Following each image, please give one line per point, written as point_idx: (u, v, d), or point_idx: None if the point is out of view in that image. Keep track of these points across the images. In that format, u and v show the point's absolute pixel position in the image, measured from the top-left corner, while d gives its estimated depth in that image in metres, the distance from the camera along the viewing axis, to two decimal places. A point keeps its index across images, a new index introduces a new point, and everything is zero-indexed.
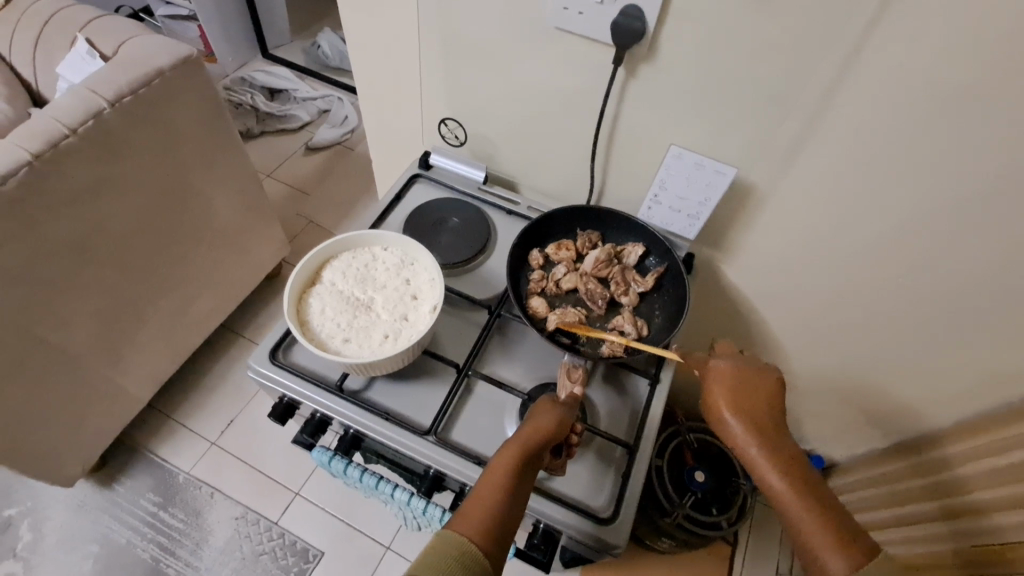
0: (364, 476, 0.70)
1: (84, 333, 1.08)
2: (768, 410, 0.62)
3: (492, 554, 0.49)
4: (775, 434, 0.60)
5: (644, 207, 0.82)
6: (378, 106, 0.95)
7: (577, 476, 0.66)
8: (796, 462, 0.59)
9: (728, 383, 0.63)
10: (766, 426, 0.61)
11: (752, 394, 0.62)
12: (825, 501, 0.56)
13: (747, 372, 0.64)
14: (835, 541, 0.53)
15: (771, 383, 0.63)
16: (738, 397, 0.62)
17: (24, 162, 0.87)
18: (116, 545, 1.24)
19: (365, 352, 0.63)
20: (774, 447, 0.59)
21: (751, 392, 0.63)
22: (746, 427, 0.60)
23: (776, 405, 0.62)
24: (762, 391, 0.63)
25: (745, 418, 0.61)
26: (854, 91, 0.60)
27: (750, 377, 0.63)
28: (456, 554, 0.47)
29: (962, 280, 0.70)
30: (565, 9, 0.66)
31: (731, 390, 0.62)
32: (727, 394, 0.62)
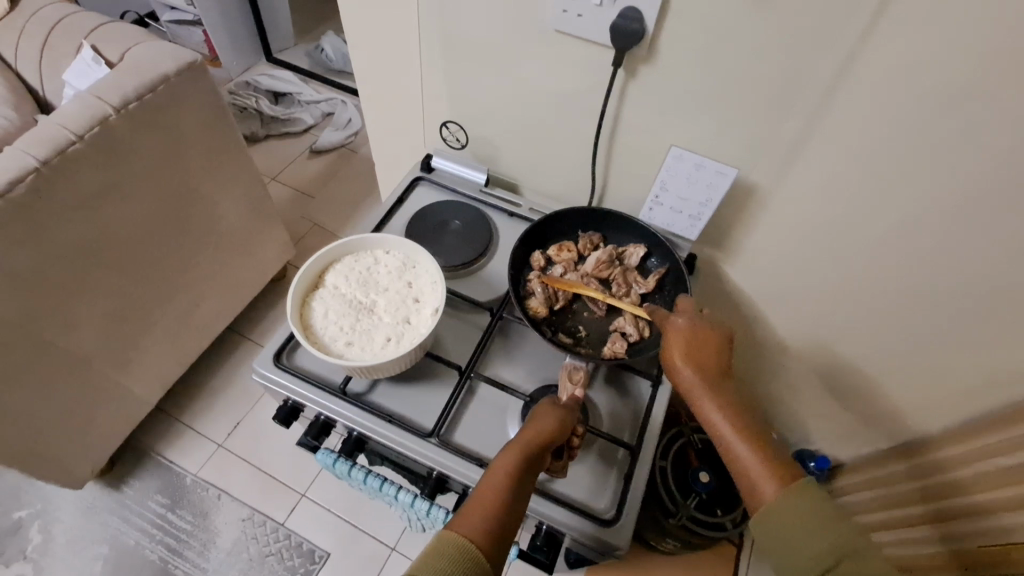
0: (367, 478, 0.71)
1: (93, 336, 1.10)
2: (716, 354, 0.63)
3: (494, 557, 0.49)
4: (721, 381, 0.62)
5: (645, 208, 0.82)
6: (381, 110, 0.95)
7: (580, 478, 0.66)
8: (739, 407, 0.61)
9: (679, 332, 0.64)
10: (710, 369, 0.63)
11: (703, 343, 0.63)
12: (760, 434, 0.59)
13: (700, 326, 0.64)
14: (766, 468, 0.57)
15: (723, 335, 0.64)
16: (688, 344, 0.64)
17: (31, 169, 0.88)
18: (125, 546, 1.25)
19: (367, 356, 0.63)
20: (717, 387, 0.62)
21: (703, 345, 0.63)
22: (693, 371, 0.62)
23: (724, 355, 0.63)
24: (712, 344, 0.63)
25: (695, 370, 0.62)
26: (856, 89, 0.59)
27: (701, 332, 0.64)
28: (458, 558, 0.47)
29: (966, 278, 0.70)
30: (565, 11, 0.66)
31: (682, 336, 0.64)
32: (678, 341, 0.64)
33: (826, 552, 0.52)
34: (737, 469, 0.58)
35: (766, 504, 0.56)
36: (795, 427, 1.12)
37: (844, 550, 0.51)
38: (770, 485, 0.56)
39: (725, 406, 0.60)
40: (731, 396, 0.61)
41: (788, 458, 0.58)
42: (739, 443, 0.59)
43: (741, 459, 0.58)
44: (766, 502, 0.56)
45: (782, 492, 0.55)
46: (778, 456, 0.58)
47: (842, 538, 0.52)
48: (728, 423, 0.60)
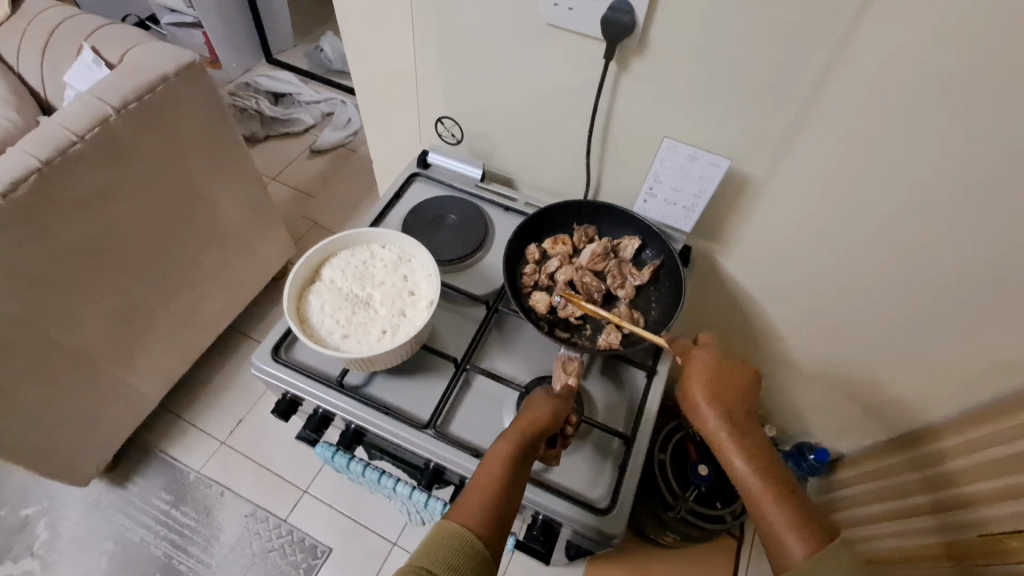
0: (366, 470, 0.72)
1: (97, 334, 1.11)
2: (742, 398, 0.63)
3: (492, 541, 0.50)
4: (748, 424, 0.62)
5: (639, 200, 0.82)
6: (377, 107, 0.96)
7: (575, 468, 0.66)
8: (763, 452, 0.59)
9: (705, 371, 0.64)
10: (738, 417, 0.62)
11: (728, 381, 0.63)
12: (790, 490, 0.57)
13: (726, 363, 0.65)
14: (796, 526, 0.54)
15: (748, 375, 0.64)
16: (716, 386, 0.63)
17: (34, 169, 0.89)
18: (130, 542, 1.26)
19: (364, 348, 0.64)
20: (742, 435, 0.60)
21: (728, 383, 0.63)
22: (717, 411, 0.61)
23: (749, 398, 0.64)
24: (738, 384, 0.64)
25: (720, 408, 0.62)
26: (846, 77, 0.60)
27: (728, 370, 0.64)
28: (455, 543, 0.48)
29: (958, 264, 0.70)
30: (556, 5, 0.66)
31: (709, 378, 0.63)
32: (704, 378, 0.63)
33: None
34: (763, 524, 0.56)
35: (795, 566, 0.52)
36: (794, 419, 1.12)
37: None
38: (800, 544, 0.53)
39: (748, 448, 0.59)
40: (758, 446, 0.60)
41: (822, 521, 0.55)
42: (759, 489, 0.57)
43: (769, 513, 0.55)
44: (794, 565, 0.52)
45: (814, 554, 0.52)
46: (806, 506, 0.56)
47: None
48: (754, 472, 0.58)
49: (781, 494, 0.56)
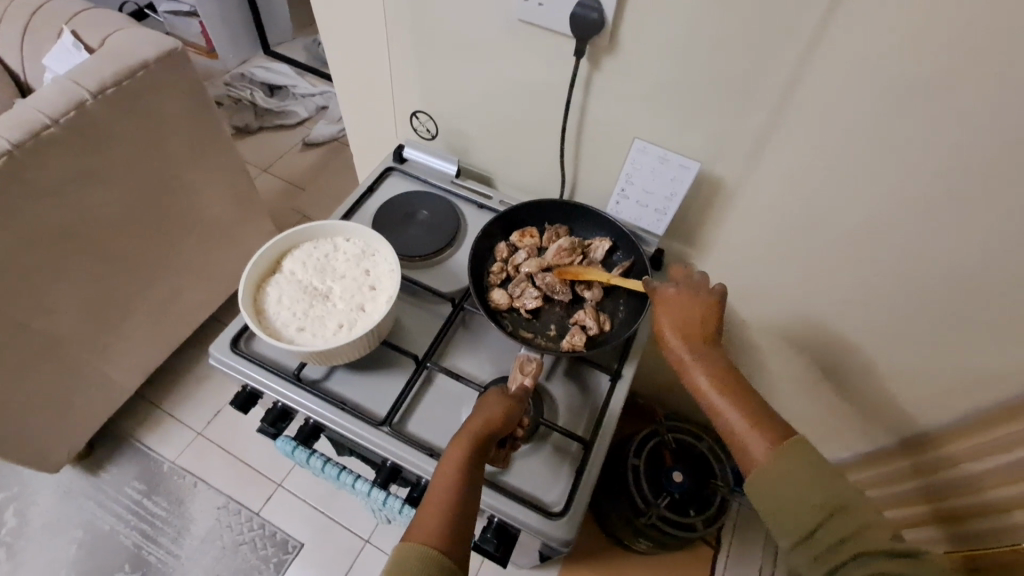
0: (326, 465, 0.71)
1: (70, 320, 1.10)
2: (704, 322, 0.62)
3: (452, 553, 0.50)
4: (709, 345, 0.61)
5: (612, 201, 0.81)
6: (354, 100, 0.95)
7: (533, 471, 0.65)
8: (725, 367, 0.60)
9: (668, 302, 0.64)
10: (701, 341, 0.62)
11: (689, 309, 0.63)
12: (750, 396, 0.58)
13: (688, 295, 0.64)
14: (759, 428, 0.56)
15: (710, 302, 0.64)
16: (678, 314, 0.63)
17: (4, 150, 0.88)
18: (100, 531, 1.25)
19: (319, 342, 0.63)
20: (705, 355, 0.61)
21: (689, 312, 0.63)
22: (678, 337, 0.62)
23: (713, 320, 0.63)
24: (699, 311, 0.63)
25: (682, 336, 0.62)
26: (815, 81, 0.59)
27: (688, 300, 0.64)
28: (420, 561, 0.48)
29: (933, 275, 0.69)
30: (526, 0, 0.65)
31: (676, 307, 0.63)
32: (666, 311, 0.63)
33: (817, 503, 0.52)
34: (728, 432, 0.57)
35: (760, 465, 0.55)
36: None
37: (834, 501, 0.52)
38: (764, 444, 0.55)
39: (711, 368, 0.60)
40: (721, 362, 0.60)
41: (782, 420, 0.57)
42: (723, 403, 0.58)
43: (734, 421, 0.57)
44: (760, 464, 0.55)
45: (776, 451, 0.54)
46: (767, 412, 0.57)
47: (832, 492, 0.53)
48: (716, 389, 0.58)
49: (745, 403, 0.57)
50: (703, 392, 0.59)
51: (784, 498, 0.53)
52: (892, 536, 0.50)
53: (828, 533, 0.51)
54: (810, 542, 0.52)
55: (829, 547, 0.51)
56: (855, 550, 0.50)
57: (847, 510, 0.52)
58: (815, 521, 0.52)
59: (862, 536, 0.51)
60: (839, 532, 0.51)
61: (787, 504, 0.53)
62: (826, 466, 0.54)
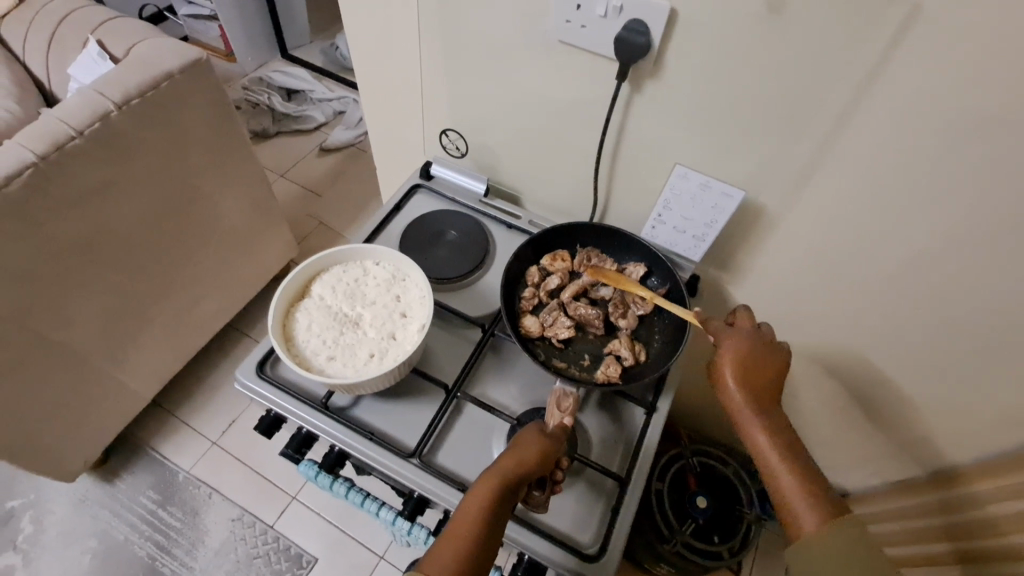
0: (350, 492, 0.68)
1: (89, 331, 1.09)
2: (770, 380, 0.60)
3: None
4: (772, 405, 0.60)
5: (647, 225, 0.78)
6: (382, 114, 0.93)
7: (564, 509, 0.63)
8: (787, 433, 0.58)
9: (738, 350, 0.60)
10: (764, 399, 0.59)
11: (758, 361, 0.60)
12: (808, 467, 0.56)
13: (758, 345, 0.61)
14: (810, 500, 0.54)
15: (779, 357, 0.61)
16: (745, 365, 0.60)
17: (29, 163, 0.88)
18: (114, 541, 1.25)
19: (349, 372, 0.61)
20: (766, 415, 0.59)
21: (758, 365, 0.60)
22: (742, 392, 0.59)
23: (780, 378, 0.60)
24: (767, 366, 0.60)
25: (746, 390, 0.59)
26: (874, 110, 0.56)
27: (758, 352, 0.61)
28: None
29: (987, 314, 0.66)
30: (568, 22, 0.63)
31: (744, 356, 0.60)
32: (735, 361, 0.60)
33: None
34: (777, 495, 0.56)
35: (806, 537, 0.53)
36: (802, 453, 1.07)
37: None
38: (814, 517, 0.53)
39: (773, 430, 0.58)
40: (781, 425, 0.58)
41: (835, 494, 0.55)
42: (780, 469, 0.56)
43: (786, 487, 0.55)
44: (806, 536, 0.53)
45: (828, 528, 0.53)
46: (822, 483, 0.55)
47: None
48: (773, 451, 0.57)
49: (800, 472, 0.56)
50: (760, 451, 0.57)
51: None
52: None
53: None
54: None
55: None
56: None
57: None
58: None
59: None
60: None
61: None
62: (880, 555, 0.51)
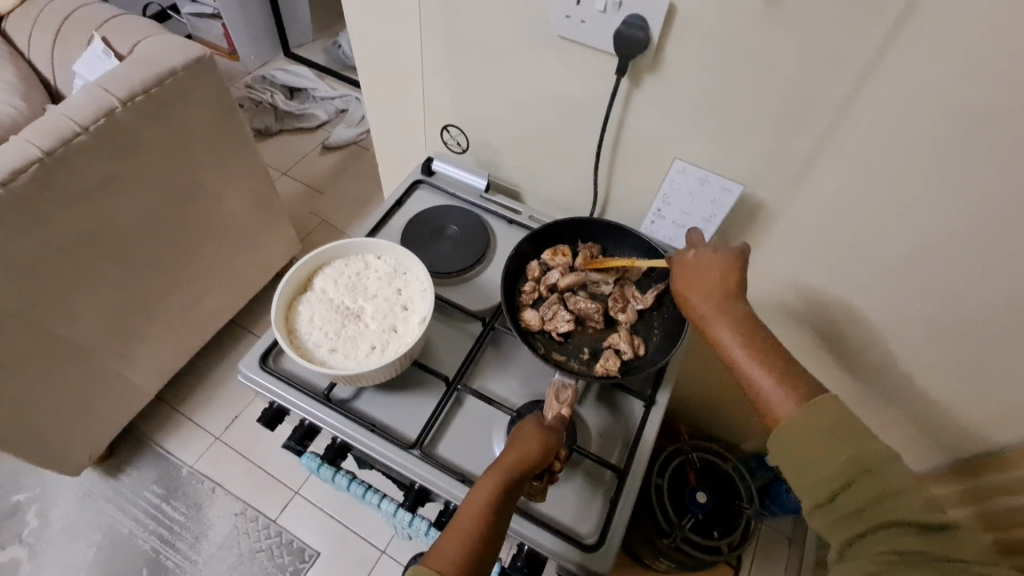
0: (351, 484, 0.69)
1: (94, 326, 1.10)
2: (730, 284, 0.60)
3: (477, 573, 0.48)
4: (734, 304, 0.59)
5: (647, 220, 0.79)
6: (384, 110, 0.94)
7: (564, 500, 0.64)
8: (755, 328, 0.57)
9: (689, 267, 0.62)
10: (726, 301, 0.59)
11: (714, 270, 0.61)
12: (779, 357, 0.55)
13: (711, 257, 0.62)
14: (782, 385, 0.53)
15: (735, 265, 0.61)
16: (698, 276, 0.61)
17: (35, 159, 0.89)
18: (119, 535, 1.26)
19: (351, 364, 0.62)
20: (731, 315, 0.58)
21: (713, 273, 0.61)
22: (702, 298, 0.60)
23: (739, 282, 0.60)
24: (724, 273, 0.61)
25: (705, 297, 0.60)
26: (871, 104, 0.56)
27: (713, 263, 0.61)
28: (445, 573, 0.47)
29: (985, 307, 0.66)
30: (568, 17, 0.64)
31: (693, 275, 0.61)
32: (690, 275, 0.61)
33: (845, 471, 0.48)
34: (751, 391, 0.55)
35: (782, 424, 0.52)
36: None
37: (862, 462, 0.48)
38: (786, 402, 0.52)
39: (737, 328, 0.57)
40: (747, 320, 0.58)
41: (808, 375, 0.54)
42: (750, 363, 0.55)
43: (755, 379, 0.54)
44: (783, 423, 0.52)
45: (801, 412, 0.51)
46: (796, 372, 0.54)
47: (858, 453, 0.48)
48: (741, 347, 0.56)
49: (769, 362, 0.55)
50: (728, 350, 0.57)
51: (813, 460, 0.49)
52: (928, 508, 0.45)
53: (849, 499, 0.47)
54: (826, 507, 0.49)
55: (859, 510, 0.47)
56: (878, 516, 0.46)
57: (876, 472, 0.47)
58: (834, 485, 0.48)
59: (886, 505, 0.46)
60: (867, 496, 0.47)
61: (805, 460, 0.50)
62: (857, 424, 0.50)
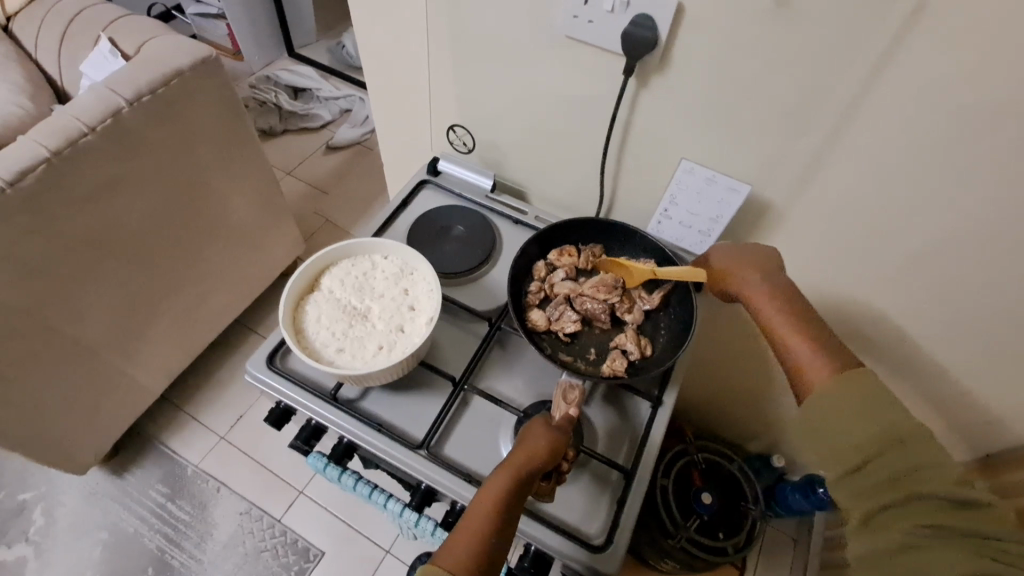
0: (357, 484, 0.69)
1: (100, 326, 1.10)
2: (768, 265, 0.64)
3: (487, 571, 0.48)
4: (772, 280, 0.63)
5: (653, 220, 0.79)
6: (390, 110, 0.94)
7: (571, 501, 0.63)
8: (791, 301, 0.61)
9: (726, 252, 0.67)
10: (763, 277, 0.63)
11: (752, 255, 0.65)
12: (814, 327, 0.58)
13: (750, 250, 0.66)
14: (817, 354, 0.56)
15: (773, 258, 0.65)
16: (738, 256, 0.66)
17: (42, 159, 0.89)
18: (125, 534, 1.26)
19: (358, 364, 0.62)
20: (768, 288, 0.62)
21: (751, 256, 0.65)
22: (740, 273, 0.64)
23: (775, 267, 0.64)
24: (762, 259, 0.65)
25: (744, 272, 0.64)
26: (880, 104, 0.56)
27: (751, 252, 0.66)
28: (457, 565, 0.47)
29: (996, 308, 0.66)
30: (576, 17, 0.63)
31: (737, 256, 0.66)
32: (728, 258, 0.66)
33: (870, 437, 0.49)
34: (787, 360, 0.58)
35: (815, 385, 0.54)
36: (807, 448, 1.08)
37: (891, 432, 0.49)
38: (824, 370, 0.55)
39: (773, 300, 0.61)
40: (785, 295, 0.61)
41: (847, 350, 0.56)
42: (783, 330, 0.59)
43: (790, 345, 0.58)
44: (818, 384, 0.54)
45: (832, 374, 0.54)
46: (830, 343, 0.57)
47: (895, 421, 0.49)
48: (775, 315, 0.60)
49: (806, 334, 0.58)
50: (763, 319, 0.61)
51: (837, 421, 0.51)
52: (956, 481, 0.46)
53: (875, 470, 0.48)
54: (858, 473, 0.49)
55: (881, 480, 0.48)
56: (903, 490, 0.47)
57: (908, 444, 0.48)
58: (863, 455, 0.49)
59: (921, 474, 0.47)
60: (889, 468, 0.48)
61: (840, 424, 0.51)
62: (891, 397, 0.51)
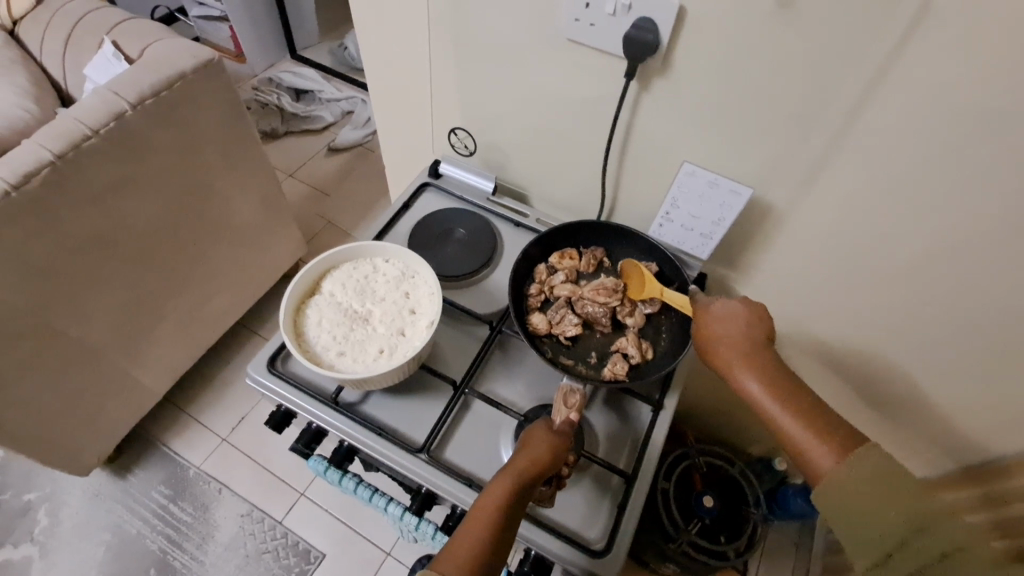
0: (358, 487, 0.68)
1: (103, 328, 1.11)
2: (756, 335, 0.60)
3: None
4: (762, 354, 0.59)
5: (655, 224, 0.79)
6: (392, 113, 0.94)
7: (571, 505, 0.63)
8: (784, 378, 0.57)
9: (712, 316, 0.62)
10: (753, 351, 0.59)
11: (738, 321, 0.61)
12: (811, 405, 0.55)
13: (735, 311, 0.62)
14: (823, 438, 0.52)
15: (758, 323, 0.61)
16: (723, 324, 0.61)
17: (46, 161, 0.90)
18: (127, 535, 1.26)
19: (359, 368, 0.62)
20: (761, 365, 0.58)
21: (737, 324, 0.61)
22: (726, 347, 0.60)
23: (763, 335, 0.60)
24: (751, 326, 0.60)
25: (730, 347, 0.59)
26: (884, 107, 0.56)
27: (736, 317, 0.61)
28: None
29: (999, 312, 0.65)
30: (578, 20, 0.63)
31: (724, 325, 0.61)
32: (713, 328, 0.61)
33: (898, 530, 0.47)
34: (791, 446, 0.54)
35: (827, 477, 0.51)
36: None
37: (919, 521, 0.47)
38: (831, 458, 0.51)
39: (767, 378, 0.57)
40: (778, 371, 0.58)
41: (851, 427, 0.53)
42: (783, 412, 0.55)
43: (792, 429, 0.54)
44: (826, 475, 0.51)
45: (842, 462, 0.51)
46: (832, 422, 0.54)
47: (918, 509, 0.47)
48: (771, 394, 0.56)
49: (806, 415, 0.54)
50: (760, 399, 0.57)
51: (863, 517, 0.48)
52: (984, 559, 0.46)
53: (905, 559, 0.47)
54: (882, 567, 0.48)
55: (912, 570, 0.47)
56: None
57: (938, 528, 0.47)
58: (891, 548, 0.47)
59: (953, 562, 0.46)
60: (919, 557, 0.47)
61: (861, 521, 0.48)
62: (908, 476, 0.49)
